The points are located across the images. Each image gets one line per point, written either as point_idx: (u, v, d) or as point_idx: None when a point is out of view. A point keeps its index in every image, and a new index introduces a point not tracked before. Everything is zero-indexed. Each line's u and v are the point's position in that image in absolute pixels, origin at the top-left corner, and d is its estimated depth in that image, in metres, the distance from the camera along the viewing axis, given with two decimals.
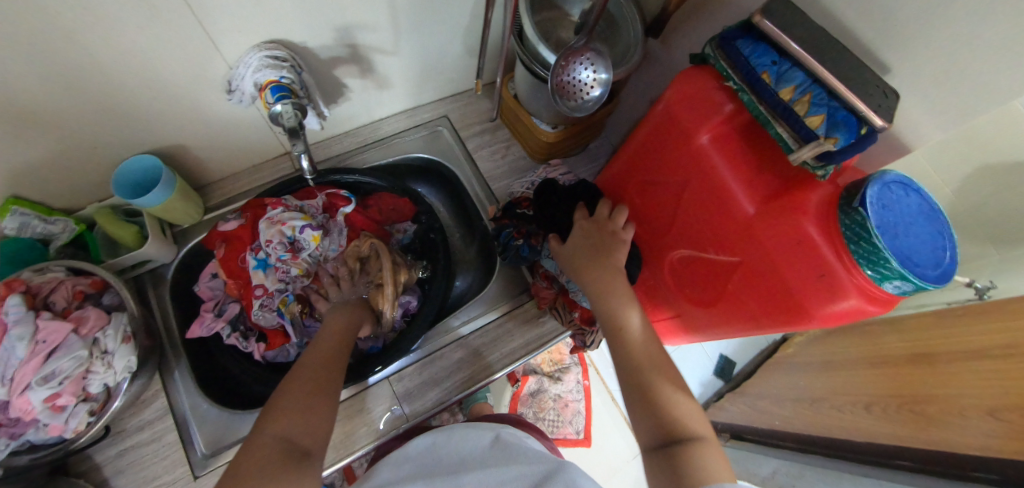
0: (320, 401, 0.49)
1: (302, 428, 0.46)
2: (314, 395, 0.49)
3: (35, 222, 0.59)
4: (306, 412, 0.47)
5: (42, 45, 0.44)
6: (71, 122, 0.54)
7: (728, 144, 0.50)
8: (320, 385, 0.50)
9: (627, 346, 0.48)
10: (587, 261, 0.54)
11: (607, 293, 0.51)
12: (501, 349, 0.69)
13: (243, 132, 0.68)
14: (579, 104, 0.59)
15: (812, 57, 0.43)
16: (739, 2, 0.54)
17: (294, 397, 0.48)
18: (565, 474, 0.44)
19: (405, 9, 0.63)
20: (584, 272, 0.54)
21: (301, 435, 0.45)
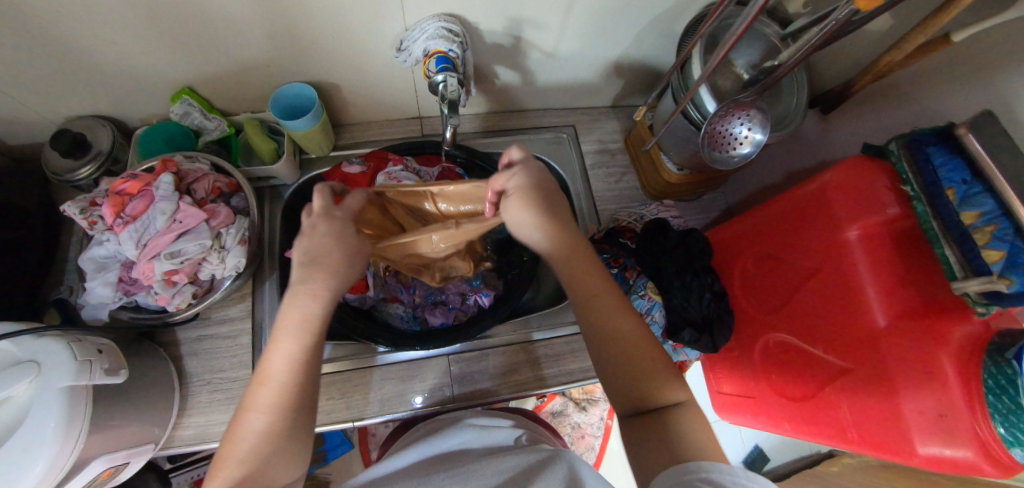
0: (280, 434, 0.40)
1: (248, 474, 0.38)
2: (272, 424, 0.39)
3: (195, 114, 0.67)
4: (261, 449, 0.39)
5: None
6: (263, 37, 0.59)
7: (879, 245, 0.47)
8: (280, 410, 0.40)
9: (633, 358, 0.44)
10: (596, 284, 0.47)
11: (640, 367, 0.43)
12: (559, 365, 0.70)
13: (392, 87, 0.73)
14: (723, 157, 0.59)
15: (1005, 181, 0.37)
16: (929, 104, 0.51)
17: (245, 431, 0.39)
18: (567, 462, 0.42)
19: (576, 17, 0.65)
20: (602, 329, 0.45)
21: (256, 476, 0.38)
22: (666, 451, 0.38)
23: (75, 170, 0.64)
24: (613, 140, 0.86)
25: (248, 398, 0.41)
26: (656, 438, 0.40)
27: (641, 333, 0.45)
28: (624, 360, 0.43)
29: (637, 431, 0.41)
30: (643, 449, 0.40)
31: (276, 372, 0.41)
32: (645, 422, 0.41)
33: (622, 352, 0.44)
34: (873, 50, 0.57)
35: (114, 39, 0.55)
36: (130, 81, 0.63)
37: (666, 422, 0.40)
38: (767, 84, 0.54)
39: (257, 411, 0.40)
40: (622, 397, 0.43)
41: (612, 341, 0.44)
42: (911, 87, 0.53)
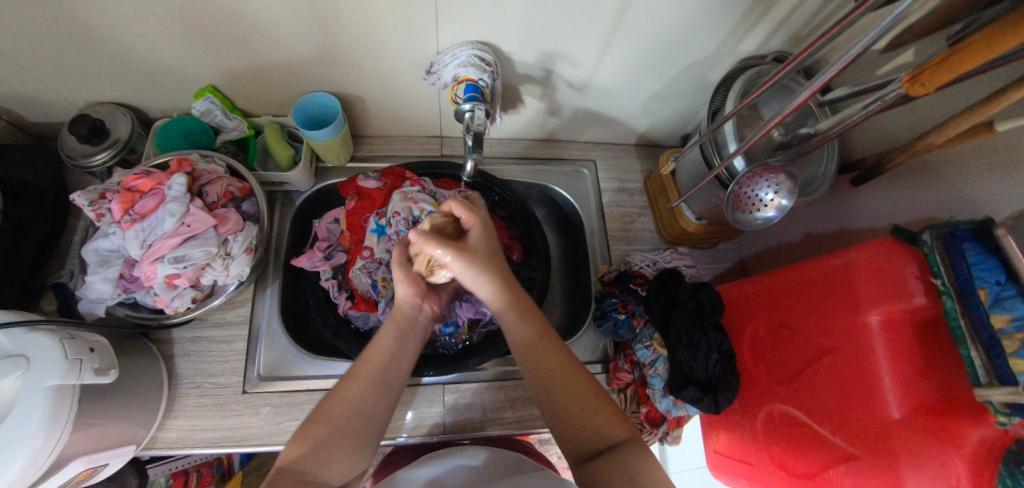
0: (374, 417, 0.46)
1: (334, 462, 0.43)
2: (366, 407, 0.46)
3: (216, 113, 0.66)
4: (356, 429, 0.45)
5: None
6: (296, 48, 0.59)
7: (899, 335, 0.45)
8: (374, 395, 0.47)
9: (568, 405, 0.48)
10: (546, 358, 0.50)
11: (578, 425, 0.47)
12: None
13: (417, 106, 0.73)
14: (748, 219, 0.57)
15: None
16: (963, 190, 0.50)
17: (339, 411, 0.45)
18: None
19: (611, 57, 0.64)
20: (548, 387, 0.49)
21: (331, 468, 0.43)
22: None
23: (91, 156, 0.63)
24: (631, 178, 0.85)
25: (343, 384, 0.47)
26: (611, 482, 0.42)
27: (587, 393, 0.48)
28: (578, 425, 0.47)
29: (587, 477, 0.45)
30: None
31: (373, 369, 0.48)
32: (596, 468, 0.44)
33: (561, 405, 0.48)
34: (908, 127, 0.56)
35: (148, 34, 0.55)
36: (159, 76, 0.63)
37: (604, 474, 0.43)
38: (801, 151, 0.53)
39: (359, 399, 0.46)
40: (575, 450, 0.47)
41: (562, 406, 0.48)
42: (945, 169, 0.52)
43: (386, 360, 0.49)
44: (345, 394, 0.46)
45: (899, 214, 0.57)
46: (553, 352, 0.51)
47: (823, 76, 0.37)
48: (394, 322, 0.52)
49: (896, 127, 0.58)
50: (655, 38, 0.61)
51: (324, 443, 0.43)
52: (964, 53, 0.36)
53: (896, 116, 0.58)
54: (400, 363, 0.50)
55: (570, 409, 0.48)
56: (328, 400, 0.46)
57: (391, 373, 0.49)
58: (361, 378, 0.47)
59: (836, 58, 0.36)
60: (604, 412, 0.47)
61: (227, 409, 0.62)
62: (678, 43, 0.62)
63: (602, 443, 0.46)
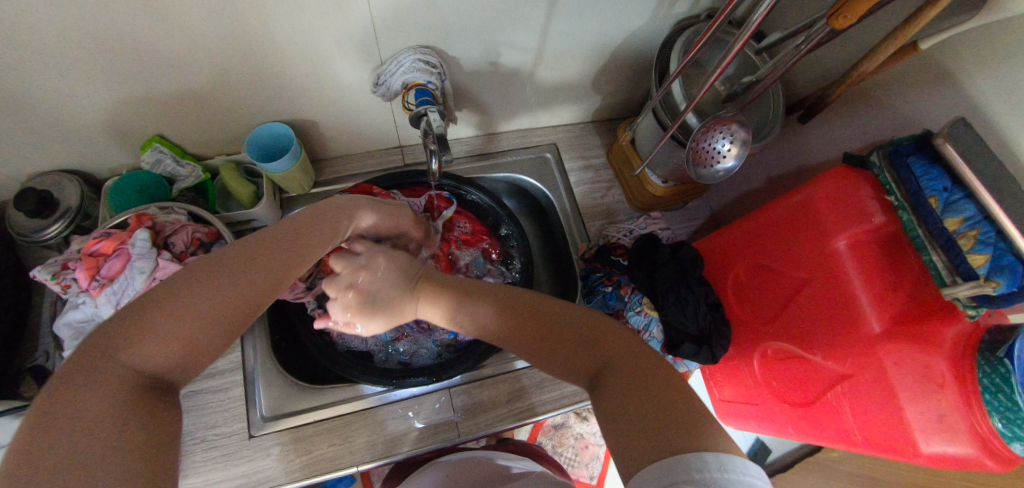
0: (215, 295, 0.35)
1: (169, 341, 0.33)
2: (230, 289, 0.36)
3: (166, 161, 0.64)
4: (191, 354, 0.35)
5: (234, 9, 0.47)
6: (235, 82, 0.58)
7: (867, 253, 0.48)
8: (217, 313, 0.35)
9: (524, 333, 0.45)
10: (513, 303, 0.47)
11: (571, 341, 0.43)
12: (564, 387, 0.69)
13: (370, 120, 0.72)
14: (710, 172, 0.59)
15: (985, 190, 0.39)
16: (905, 109, 0.52)
17: (202, 292, 0.35)
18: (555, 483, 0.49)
19: (554, 39, 0.65)
20: (517, 337, 0.46)
21: (184, 346, 0.34)
22: (615, 417, 0.37)
23: (44, 229, 0.61)
24: (594, 155, 0.86)
25: (201, 263, 0.36)
26: (618, 405, 0.37)
27: (583, 313, 0.45)
28: (578, 351, 0.43)
29: (599, 400, 0.40)
30: (611, 415, 0.38)
31: (274, 249, 0.40)
32: (601, 395, 0.40)
33: (540, 333, 0.44)
34: (842, 58, 0.58)
35: (77, 92, 0.53)
36: (100, 134, 0.60)
37: (628, 372, 0.39)
38: (749, 99, 0.55)
39: (232, 271, 0.37)
40: (581, 374, 0.43)
41: (546, 346, 0.44)
42: (881, 92, 0.55)
43: (285, 245, 0.41)
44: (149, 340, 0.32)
45: (850, 141, 0.59)
46: (428, 300, 0.50)
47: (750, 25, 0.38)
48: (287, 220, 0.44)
49: (833, 60, 0.60)
50: (591, 15, 0.62)
51: (116, 443, 0.29)
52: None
53: (828, 50, 0.60)
54: (301, 251, 0.42)
55: (572, 327, 0.44)
56: (123, 349, 0.32)
57: (295, 250, 0.42)
58: (216, 259, 0.37)
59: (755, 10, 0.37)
60: (593, 330, 0.43)
61: (237, 457, 0.60)
62: (616, 15, 0.63)
63: (609, 355, 0.42)
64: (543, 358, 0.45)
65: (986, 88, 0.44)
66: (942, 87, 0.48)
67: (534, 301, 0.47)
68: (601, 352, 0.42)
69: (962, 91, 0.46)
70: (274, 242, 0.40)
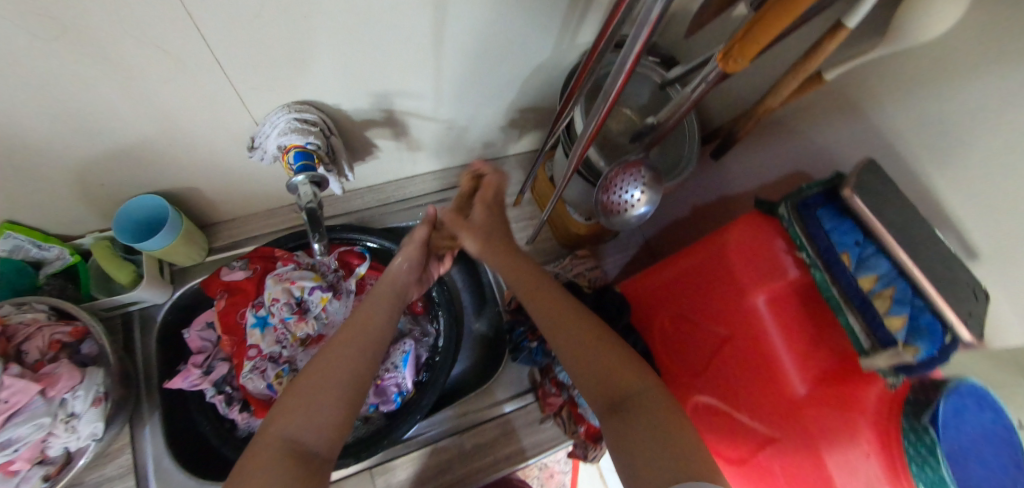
0: (353, 382, 0.43)
1: (326, 426, 0.40)
2: (352, 380, 0.43)
3: (28, 247, 0.57)
4: (334, 431, 0.41)
5: (51, 87, 0.40)
6: (82, 161, 0.51)
7: (785, 307, 0.45)
8: (348, 392, 0.42)
9: (553, 334, 0.49)
10: (537, 289, 0.53)
11: (586, 353, 0.46)
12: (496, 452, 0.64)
13: (261, 179, 0.65)
14: (620, 219, 0.53)
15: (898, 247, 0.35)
16: (815, 142, 0.48)
17: (329, 372, 0.43)
18: None
19: (453, 80, 0.59)
20: (554, 328, 0.49)
21: (319, 429, 0.40)
22: (632, 450, 0.39)
23: None
24: (520, 189, 0.81)
25: (331, 347, 0.45)
26: (638, 432, 0.39)
27: (582, 325, 0.48)
28: (600, 368, 0.44)
29: (616, 427, 0.41)
30: (624, 439, 0.40)
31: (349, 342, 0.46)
32: (621, 420, 0.41)
33: (562, 338, 0.48)
34: (749, 86, 0.54)
35: None
36: None
37: (642, 412, 0.41)
38: (655, 139, 0.50)
39: (342, 348, 0.45)
40: (598, 398, 0.44)
41: (573, 358, 0.46)
42: (792, 122, 0.51)
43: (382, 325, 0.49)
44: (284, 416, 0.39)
45: (768, 174, 0.55)
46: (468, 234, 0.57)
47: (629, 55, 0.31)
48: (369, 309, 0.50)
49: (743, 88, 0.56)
50: (488, 53, 0.56)
51: None
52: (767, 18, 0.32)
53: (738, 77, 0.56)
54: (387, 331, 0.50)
55: (603, 346, 0.46)
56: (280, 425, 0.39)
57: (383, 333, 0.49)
58: (342, 342, 0.46)
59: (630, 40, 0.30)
60: (621, 355, 0.45)
61: None
62: (515, 50, 0.57)
63: (634, 389, 0.42)
64: (562, 348, 0.48)
65: (894, 123, 0.40)
66: (850, 121, 0.44)
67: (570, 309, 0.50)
68: (626, 383, 0.43)
69: (869, 127, 0.42)
70: (354, 332, 0.47)
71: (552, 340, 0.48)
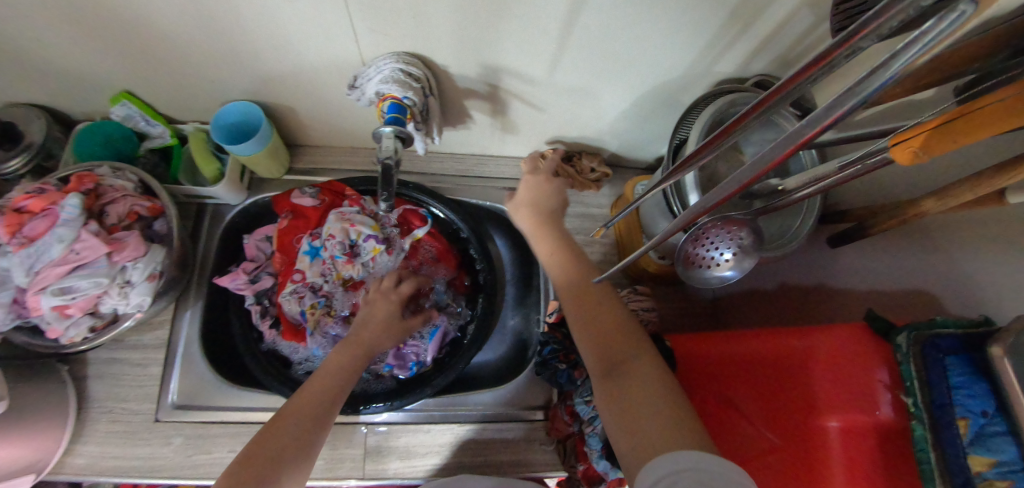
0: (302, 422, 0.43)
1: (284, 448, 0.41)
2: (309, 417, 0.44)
3: (137, 119, 0.62)
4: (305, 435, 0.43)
5: None
6: (200, 53, 0.53)
7: (860, 444, 0.38)
8: (310, 433, 0.43)
9: (589, 311, 0.43)
10: (585, 287, 0.44)
11: (603, 325, 0.41)
12: (504, 453, 0.65)
13: (352, 118, 0.65)
14: (699, 277, 0.48)
15: None
16: (969, 272, 0.40)
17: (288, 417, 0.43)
18: None
19: (566, 73, 0.55)
20: (585, 320, 0.42)
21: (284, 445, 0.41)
22: (625, 425, 0.35)
23: (4, 162, 0.60)
24: (598, 204, 0.76)
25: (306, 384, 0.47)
26: (629, 393, 0.36)
27: (609, 304, 0.43)
28: (602, 321, 0.41)
29: (603, 389, 0.37)
30: (615, 402, 0.36)
31: (321, 381, 0.48)
32: (609, 384, 0.37)
33: (590, 324, 0.42)
34: (907, 178, 0.46)
35: (33, 34, 0.49)
36: (68, 79, 0.57)
37: (626, 373, 0.37)
38: (771, 208, 0.44)
39: (302, 400, 0.45)
40: (595, 361, 0.40)
41: (590, 320, 0.42)
42: (945, 239, 0.42)
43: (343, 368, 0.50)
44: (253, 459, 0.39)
45: (889, 283, 0.47)
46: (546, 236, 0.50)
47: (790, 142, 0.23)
48: (335, 364, 0.50)
49: (895, 177, 0.47)
50: (611, 55, 0.52)
51: None
52: (980, 117, 0.25)
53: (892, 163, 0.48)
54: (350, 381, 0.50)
55: (613, 317, 0.42)
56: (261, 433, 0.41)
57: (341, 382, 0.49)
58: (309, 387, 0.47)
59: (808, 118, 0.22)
60: (616, 318, 0.42)
61: (138, 438, 0.59)
62: (642, 59, 0.52)
63: (628, 346, 0.39)
64: (583, 321, 0.42)
65: None
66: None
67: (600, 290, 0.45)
68: (622, 353, 0.39)
69: None
70: (321, 380, 0.48)
71: (579, 323, 0.43)
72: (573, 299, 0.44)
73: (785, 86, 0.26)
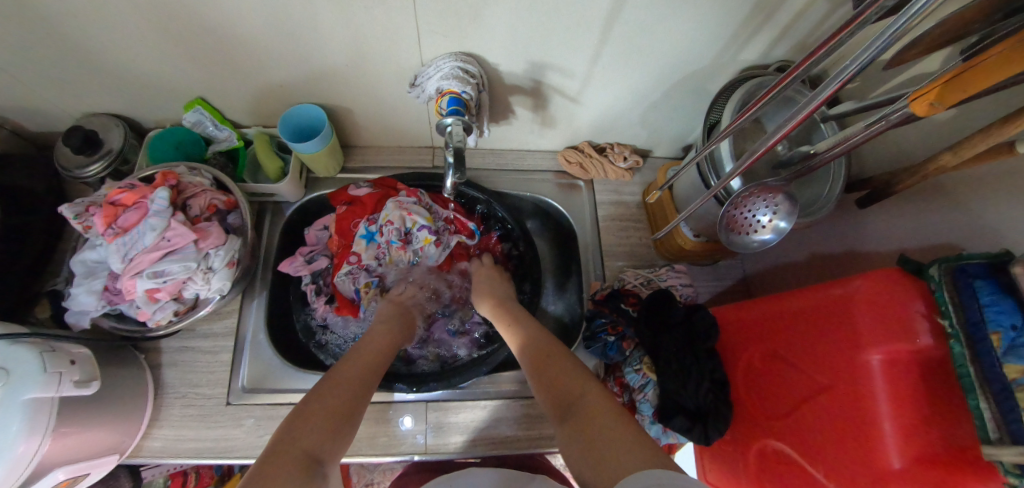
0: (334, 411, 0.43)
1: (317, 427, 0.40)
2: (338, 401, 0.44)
3: (207, 123, 0.67)
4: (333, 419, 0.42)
5: None
6: (276, 59, 0.58)
7: (904, 376, 0.41)
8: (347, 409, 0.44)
9: (554, 374, 0.49)
10: (552, 357, 0.51)
11: (562, 383, 0.47)
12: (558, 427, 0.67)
13: (404, 117, 0.71)
14: (743, 242, 0.54)
15: None
16: (985, 220, 0.45)
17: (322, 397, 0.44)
18: None
19: (604, 67, 0.61)
20: (552, 378, 0.48)
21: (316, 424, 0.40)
22: (586, 455, 0.38)
23: (84, 166, 0.64)
24: (628, 191, 0.81)
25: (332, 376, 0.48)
26: (584, 433, 0.40)
27: (575, 367, 0.49)
28: (563, 383, 0.47)
29: (565, 434, 0.43)
30: (573, 445, 0.41)
31: (352, 371, 0.50)
32: (568, 430, 0.42)
33: (550, 368, 0.49)
34: (923, 143, 0.51)
35: (129, 45, 0.55)
36: (149, 88, 0.63)
37: (583, 417, 0.42)
38: (801, 172, 0.50)
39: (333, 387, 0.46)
40: (556, 413, 0.46)
41: (553, 374, 0.49)
42: (962, 194, 0.47)
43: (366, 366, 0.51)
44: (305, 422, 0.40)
45: (913, 238, 0.52)
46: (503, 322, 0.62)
47: (824, 91, 0.32)
48: (358, 348, 0.54)
49: (910, 142, 0.53)
50: (646, 49, 0.58)
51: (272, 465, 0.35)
52: (978, 70, 0.32)
53: (907, 132, 0.53)
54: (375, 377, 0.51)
55: (569, 378, 0.47)
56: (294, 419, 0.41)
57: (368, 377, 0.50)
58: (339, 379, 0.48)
59: (833, 76, 0.31)
60: (575, 374, 0.47)
61: (211, 420, 0.62)
62: (674, 51, 0.58)
63: (581, 395, 0.44)
64: (547, 396, 0.48)
65: None
66: None
67: (558, 350, 0.53)
68: (582, 398, 0.44)
69: None
70: (351, 369, 0.50)
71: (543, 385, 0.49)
72: (540, 372, 0.50)
73: (811, 55, 0.34)
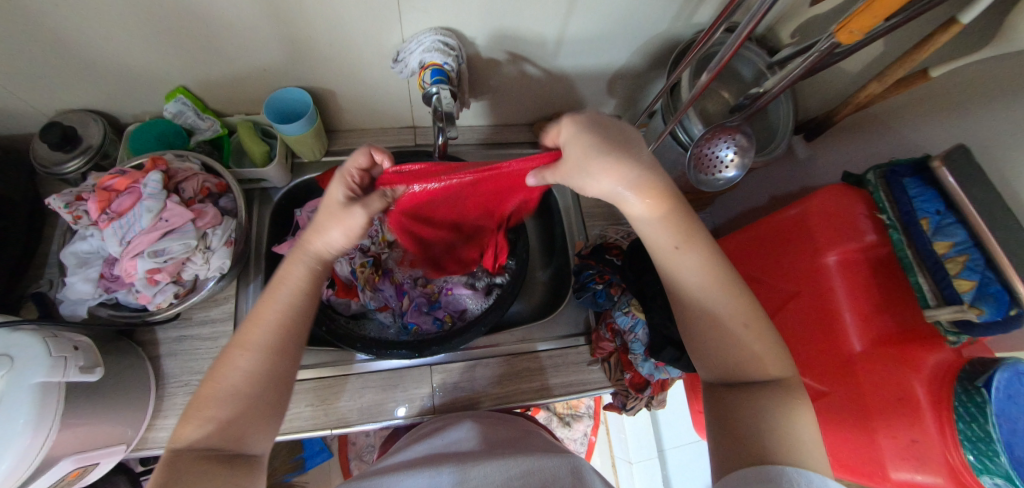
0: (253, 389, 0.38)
1: (238, 416, 0.38)
2: (256, 371, 0.38)
3: (188, 113, 0.67)
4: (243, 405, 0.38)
5: None
6: (261, 44, 0.61)
7: (857, 272, 0.48)
8: (266, 382, 0.39)
9: (694, 319, 0.41)
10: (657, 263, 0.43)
11: (710, 335, 0.41)
12: (557, 376, 0.71)
13: (386, 96, 0.74)
14: (710, 179, 0.60)
15: (979, 217, 0.38)
16: (908, 136, 0.53)
17: (227, 374, 0.38)
18: (572, 464, 0.48)
19: (573, 36, 0.67)
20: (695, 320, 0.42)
21: (227, 423, 0.37)
22: (729, 434, 0.38)
23: (64, 162, 0.63)
24: None
25: (233, 344, 0.39)
26: (739, 412, 0.38)
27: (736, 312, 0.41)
28: (717, 334, 0.41)
29: (719, 396, 0.41)
30: (722, 415, 0.40)
31: (270, 317, 0.40)
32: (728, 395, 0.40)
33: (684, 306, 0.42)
34: (852, 81, 0.59)
35: (111, 34, 0.55)
36: (129, 79, 0.63)
37: (755, 402, 0.38)
38: (753, 111, 0.56)
39: (242, 357, 0.39)
40: (710, 366, 0.42)
41: (702, 325, 0.41)
42: (888, 120, 0.55)
43: (289, 301, 0.41)
44: (195, 420, 0.36)
45: (851, 163, 0.60)
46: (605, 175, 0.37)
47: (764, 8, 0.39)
48: (283, 281, 0.42)
49: (843, 83, 0.61)
50: (611, 16, 0.63)
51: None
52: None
53: (838, 72, 0.61)
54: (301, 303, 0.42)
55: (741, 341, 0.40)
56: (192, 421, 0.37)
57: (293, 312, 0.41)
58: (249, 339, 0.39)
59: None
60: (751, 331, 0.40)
61: None
62: (636, 17, 0.64)
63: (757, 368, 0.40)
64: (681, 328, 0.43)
65: (991, 117, 0.44)
66: (946, 114, 0.48)
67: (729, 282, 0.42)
68: (755, 376, 0.39)
69: (968, 121, 0.46)
70: (269, 310, 0.41)
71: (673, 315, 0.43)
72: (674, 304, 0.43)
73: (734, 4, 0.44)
